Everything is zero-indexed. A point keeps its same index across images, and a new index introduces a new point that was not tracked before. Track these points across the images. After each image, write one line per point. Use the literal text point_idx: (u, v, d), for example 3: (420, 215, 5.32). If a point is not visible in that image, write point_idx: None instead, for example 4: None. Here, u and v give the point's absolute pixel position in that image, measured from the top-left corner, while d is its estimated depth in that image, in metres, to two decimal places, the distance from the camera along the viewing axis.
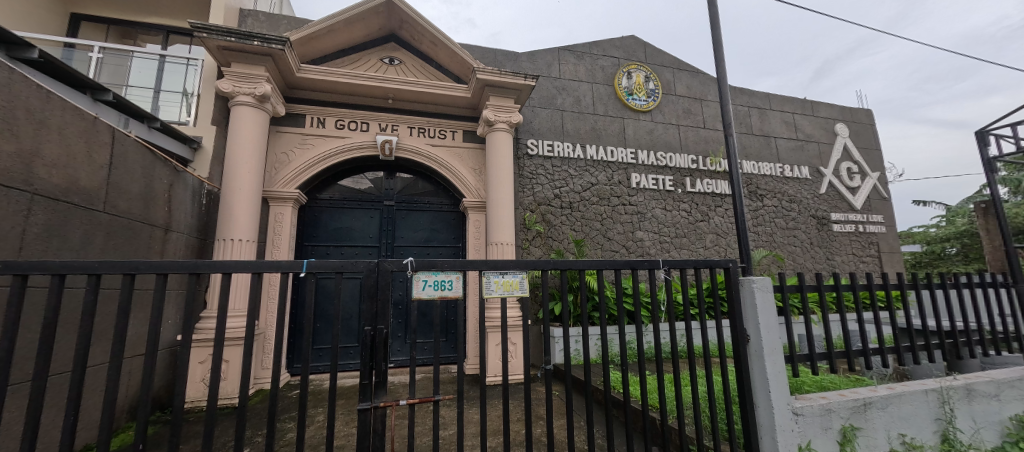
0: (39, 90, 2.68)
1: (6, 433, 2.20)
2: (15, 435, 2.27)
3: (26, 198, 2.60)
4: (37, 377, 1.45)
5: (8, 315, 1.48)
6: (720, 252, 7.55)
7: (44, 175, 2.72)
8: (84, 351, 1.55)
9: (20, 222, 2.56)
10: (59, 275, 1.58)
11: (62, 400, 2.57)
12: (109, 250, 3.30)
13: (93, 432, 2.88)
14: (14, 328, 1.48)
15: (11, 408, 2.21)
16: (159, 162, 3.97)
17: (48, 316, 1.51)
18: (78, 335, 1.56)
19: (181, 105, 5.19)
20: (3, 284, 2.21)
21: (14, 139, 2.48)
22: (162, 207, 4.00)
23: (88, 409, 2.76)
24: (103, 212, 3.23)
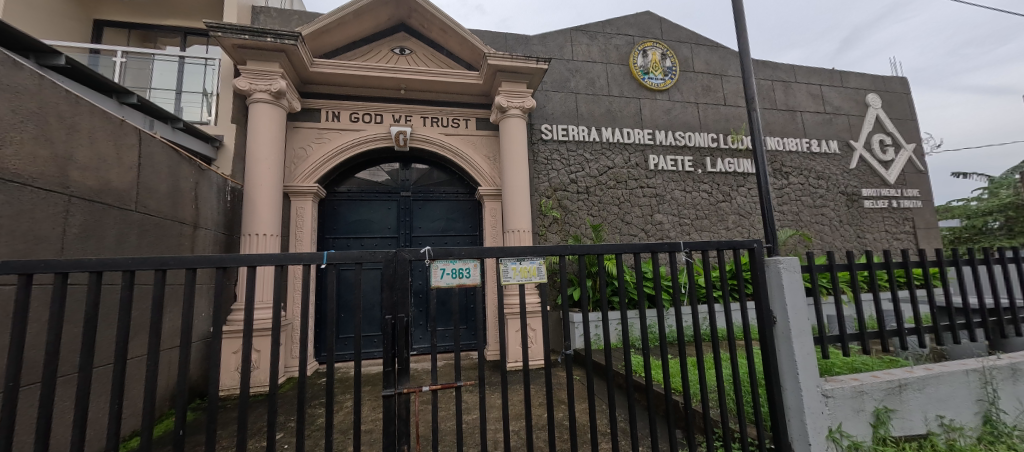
0: (68, 96, 2.78)
1: (60, 420, 2.36)
2: (67, 423, 2.43)
3: (65, 200, 2.73)
4: (83, 369, 1.53)
5: (54, 311, 1.56)
6: (743, 233, 7.36)
7: (79, 178, 2.84)
8: (124, 344, 1.62)
9: (60, 223, 2.70)
10: (96, 272, 1.65)
11: (107, 390, 2.74)
12: (143, 248, 3.45)
13: (138, 419, 3.07)
14: (58, 324, 1.56)
15: (63, 398, 2.37)
16: (184, 161, 4.10)
17: (89, 311, 1.58)
18: (118, 329, 1.63)
19: (202, 105, 5.32)
20: (48, 282, 2.33)
21: (47, 144, 2.60)
22: (189, 205, 4.15)
23: (132, 398, 2.93)
24: (135, 211, 3.37)
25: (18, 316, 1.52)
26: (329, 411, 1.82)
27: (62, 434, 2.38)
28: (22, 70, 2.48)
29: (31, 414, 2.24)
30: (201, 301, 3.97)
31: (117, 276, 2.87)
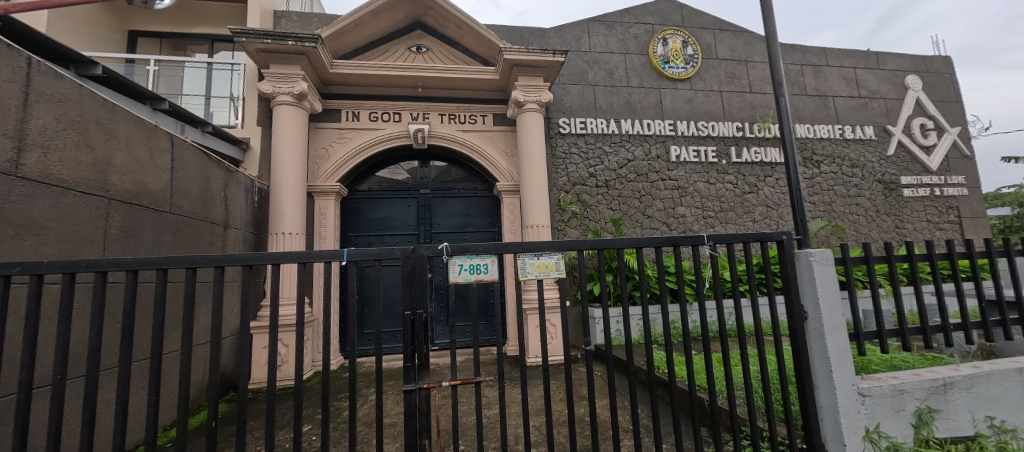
0: (105, 104, 2.93)
1: (104, 411, 2.51)
2: (111, 414, 2.58)
3: (105, 203, 2.88)
4: (122, 363, 1.61)
5: (96, 307, 1.65)
6: (771, 225, 7.09)
7: (117, 182, 2.99)
8: (159, 339, 1.69)
9: (102, 225, 2.85)
10: (132, 270, 1.72)
11: (147, 383, 2.89)
12: (177, 248, 3.61)
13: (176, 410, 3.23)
14: (99, 320, 1.64)
15: (107, 390, 2.52)
16: (214, 163, 4.26)
17: (127, 308, 1.66)
18: (153, 325, 1.71)
19: (230, 109, 5.52)
20: (91, 280, 2.47)
21: (88, 150, 2.75)
22: (220, 205, 4.31)
23: (169, 391, 3.08)
24: (169, 213, 3.52)
25: (63, 312, 1.61)
26: (352, 406, 1.85)
27: (107, 423, 2.53)
28: (63, 81, 2.62)
29: (78, 404, 2.39)
30: (231, 298, 4.13)
31: (153, 275, 3.01)
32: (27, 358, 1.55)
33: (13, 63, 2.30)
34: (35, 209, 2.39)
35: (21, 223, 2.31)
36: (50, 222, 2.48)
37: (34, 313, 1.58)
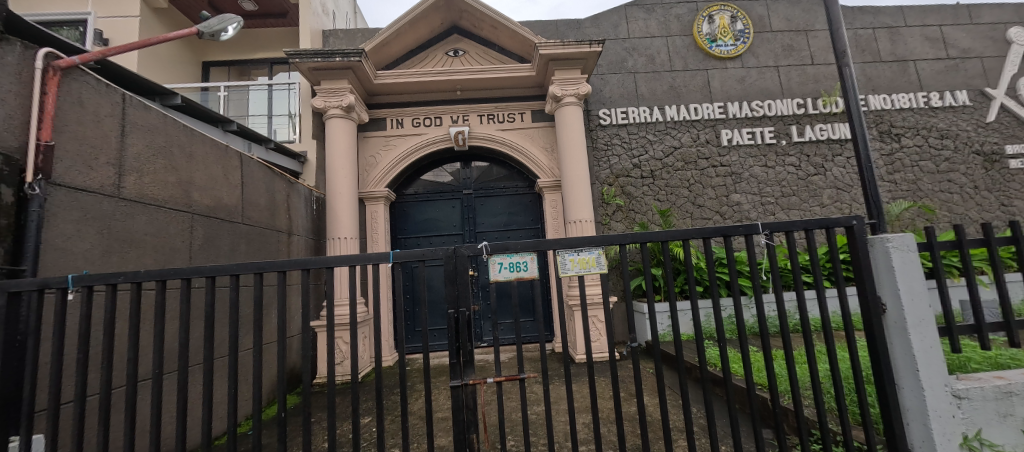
0: (185, 129, 3.29)
1: (196, 401, 2.84)
2: (202, 404, 2.91)
3: (188, 217, 3.24)
4: (206, 359, 1.81)
5: (182, 310, 1.85)
6: (842, 209, 6.44)
7: (198, 198, 3.36)
8: (234, 338, 1.88)
9: (187, 237, 3.21)
10: (211, 277, 1.93)
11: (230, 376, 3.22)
12: (249, 255, 3.98)
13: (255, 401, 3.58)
14: (186, 321, 1.86)
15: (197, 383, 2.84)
16: (277, 176, 4.64)
17: (208, 310, 1.86)
18: (229, 325, 1.90)
19: (289, 125, 5.99)
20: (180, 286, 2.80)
21: (173, 172, 3.11)
22: (283, 214, 4.69)
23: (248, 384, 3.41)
24: (241, 223, 3.90)
25: (157, 314, 1.83)
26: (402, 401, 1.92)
27: (199, 412, 2.86)
28: (151, 112, 2.98)
29: (174, 395, 2.73)
30: (295, 300, 4.48)
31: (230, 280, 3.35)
32: (132, 355, 1.78)
33: (112, 100, 2.65)
34: (135, 226, 2.75)
35: (125, 239, 2.66)
36: (147, 236, 2.84)
37: (135, 316, 1.82)
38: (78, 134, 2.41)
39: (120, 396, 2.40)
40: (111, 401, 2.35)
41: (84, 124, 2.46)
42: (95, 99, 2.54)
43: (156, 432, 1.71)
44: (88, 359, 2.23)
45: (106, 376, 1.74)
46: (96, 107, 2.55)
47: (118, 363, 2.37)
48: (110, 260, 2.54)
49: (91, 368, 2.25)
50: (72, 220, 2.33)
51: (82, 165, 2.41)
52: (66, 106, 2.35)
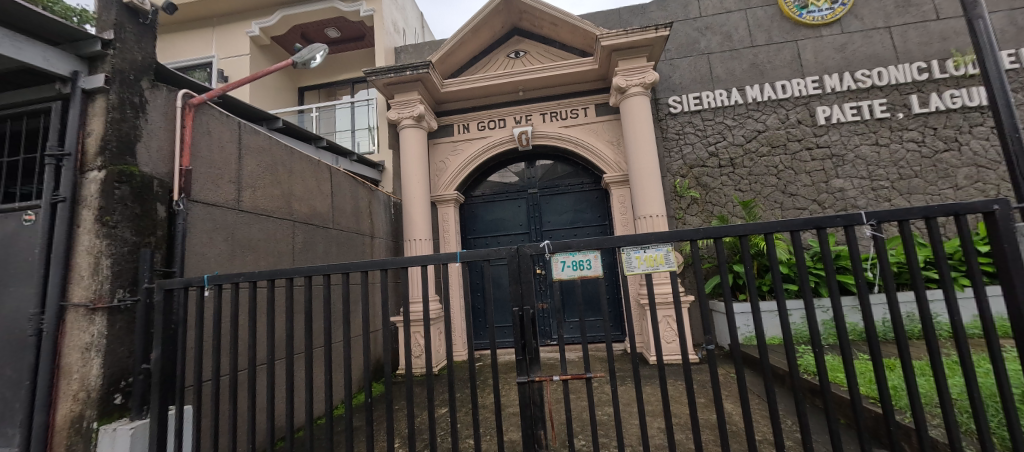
0: (286, 148, 3.78)
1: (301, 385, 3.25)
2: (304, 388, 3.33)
3: (291, 224, 3.72)
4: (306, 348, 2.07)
5: (288, 306, 2.14)
6: (985, 191, 5.30)
7: (298, 208, 3.84)
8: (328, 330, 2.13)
9: (290, 242, 3.69)
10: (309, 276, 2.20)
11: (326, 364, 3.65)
12: (340, 256, 4.47)
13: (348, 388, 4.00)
14: (291, 314, 2.15)
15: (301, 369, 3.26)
16: (360, 185, 5.13)
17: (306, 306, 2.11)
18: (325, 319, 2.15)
19: (369, 138, 6.56)
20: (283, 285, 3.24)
21: (278, 186, 3.60)
22: (367, 219, 5.17)
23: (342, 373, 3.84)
24: (333, 229, 4.38)
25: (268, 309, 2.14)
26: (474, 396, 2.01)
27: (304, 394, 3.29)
28: (260, 135, 3.47)
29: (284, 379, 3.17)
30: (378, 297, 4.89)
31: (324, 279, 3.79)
32: (252, 343, 2.10)
33: (231, 128, 3.14)
34: (251, 234, 3.23)
35: (244, 245, 3.15)
36: (260, 242, 3.31)
37: (252, 310, 2.14)
38: (208, 159, 2.90)
39: (246, 378, 2.85)
40: (239, 381, 2.79)
41: (213, 150, 2.95)
42: (219, 128, 3.03)
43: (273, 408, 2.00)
44: (221, 346, 2.67)
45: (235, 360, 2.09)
46: (221, 135, 3.05)
47: (243, 350, 2.81)
48: (235, 262, 3.03)
49: (224, 354, 2.69)
50: (207, 231, 2.81)
51: (212, 184, 2.90)
52: (200, 136, 2.85)
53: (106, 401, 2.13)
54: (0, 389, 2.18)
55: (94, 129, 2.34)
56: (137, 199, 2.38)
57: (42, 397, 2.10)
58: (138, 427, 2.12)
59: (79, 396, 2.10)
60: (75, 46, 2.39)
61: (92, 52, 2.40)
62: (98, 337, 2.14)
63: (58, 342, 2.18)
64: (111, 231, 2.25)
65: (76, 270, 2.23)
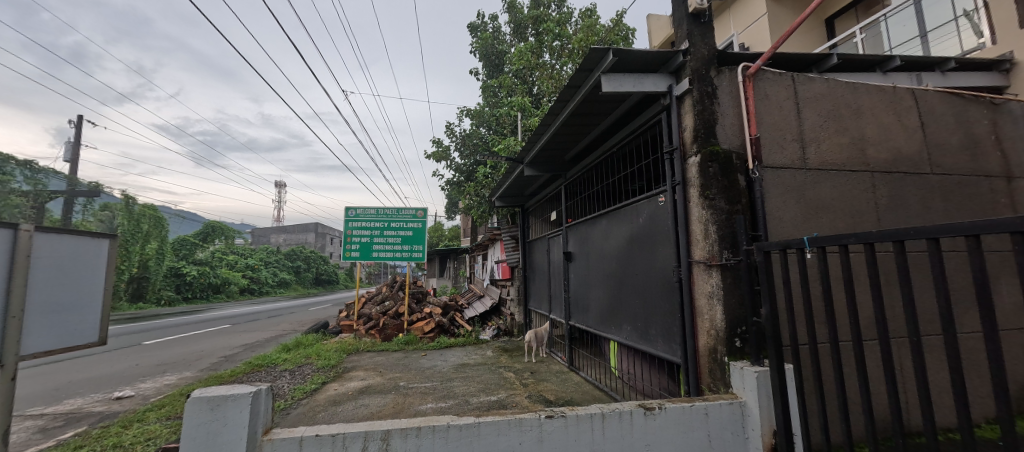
0: (849, 86, 3.12)
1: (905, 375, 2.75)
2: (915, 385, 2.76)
3: (869, 176, 3.03)
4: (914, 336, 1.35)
5: (910, 283, 1.38)
6: None
7: (875, 154, 3.08)
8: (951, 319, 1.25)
9: (871, 197, 2.99)
10: (898, 241, 1.43)
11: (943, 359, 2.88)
12: (952, 211, 3.18)
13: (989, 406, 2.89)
14: (880, 290, 1.51)
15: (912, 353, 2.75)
16: (970, 102, 3.41)
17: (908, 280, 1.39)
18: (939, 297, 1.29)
19: (963, 31, 4.61)
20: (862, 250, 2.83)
21: (846, 133, 3.05)
22: (993, 153, 3.41)
23: (974, 380, 2.86)
24: (931, 174, 3.18)
25: (903, 282, 1.41)
26: None
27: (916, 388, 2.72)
28: (816, 81, 3.06)
29: (877, 364, 2.75)
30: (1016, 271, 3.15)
31: (921, 243, 2.98)
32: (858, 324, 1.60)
33: (786, 85, 2.98)
34: (824, 193, 2.90)
35: (818, 205, 2.87)
36: (834, 202, 2.91)
37: (828, 286, 1.74)
38: (771, 123, 2.90)
39: (828, 351, 2.70)
40: (820, 351, 2.70)
41: (773, 112, 2.92)
42: (776, 89, 2.95)
43: (895, 412, 1.47)
44: (795, 310, 2.71)
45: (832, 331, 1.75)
46: (778, 95, 2.95)
47: (820, 321, 2.69)
48: (811, 226, 2.82)
49: (801, 320, 2.70)
50: (780, 195, 2.80)
51: (778, 146, 2.87)
52: (761, 104, 2.89)
53: (730, 342, 2.55)
54: (664, 316, 3.25)
55: (688, 124, 2.96)
56: (724, 173, 2.72)
57: (689, 328, 2.89)
58: (760, 373, 2.26)
59: (711, 332, 2.69)
60: (666, 65, 3.15)
61: (678, 64, 3.06)
62: (717, 288, 2.63)
63: (692, 288, 2.92)
64: (711, 203, 2.71)
65: (694, 236, 2.90)
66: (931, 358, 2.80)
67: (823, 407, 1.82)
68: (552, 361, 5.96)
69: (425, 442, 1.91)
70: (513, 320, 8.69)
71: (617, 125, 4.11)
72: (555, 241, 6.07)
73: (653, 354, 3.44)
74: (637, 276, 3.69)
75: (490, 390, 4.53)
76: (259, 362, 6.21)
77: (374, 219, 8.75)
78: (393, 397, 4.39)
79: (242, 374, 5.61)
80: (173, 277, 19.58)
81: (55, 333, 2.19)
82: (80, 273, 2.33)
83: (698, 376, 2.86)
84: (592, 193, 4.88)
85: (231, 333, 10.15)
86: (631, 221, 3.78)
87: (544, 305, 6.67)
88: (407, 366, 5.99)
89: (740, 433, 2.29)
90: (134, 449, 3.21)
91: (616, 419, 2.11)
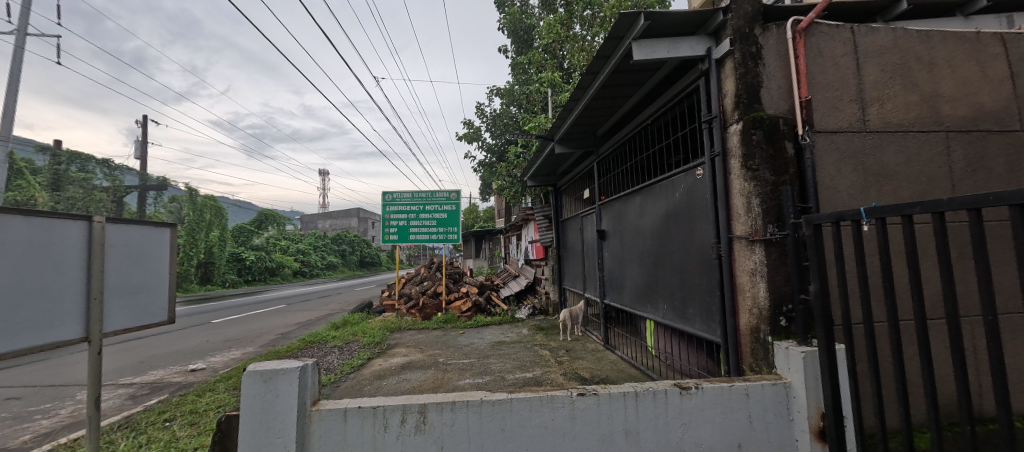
0: (920, 35, 2.75)
1: (978, 356, 2.51)
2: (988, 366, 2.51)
3: (943, 136, 2.69)
4: (990, 315, 1.21)
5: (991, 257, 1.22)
6: None
7: (950, 112, 2.72)
8: None
9: (945, 161, 2.67)
10: (975, 209, 1.26)
11: None
12: None
13: None
14: (949, 264, 1.35)
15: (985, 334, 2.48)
16: None
17: (985, 252, 1.23)
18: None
19: None
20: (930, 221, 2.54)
21: (916, 89, 2.71)
22: None
23: None
24: (1021, 131, 2.78)
25: (979, 256, 1.25)
26: None
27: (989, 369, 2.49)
28: (880, 32, 2.72)
29: (944, 345, 2.51)
30: None
31: (1004, 212, 2.63)
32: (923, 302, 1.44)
33: (844, 39, 2.67)
34: (887, 158, 2.62)
35: (879, 172, 2.60)
36: (900, 168, 2.62)
37: (888, 261, 1.58)
38: (825, 83, 2.63)
39: (887, 331, 2.49)
40: (878, 332, 2.50)
41: (828, 71, 2.64)
42: (831, 44, 2.65)
43: (963, 398, 1.34)
44: (849, 288, 2.51)
45: (892, 311, 1.60)
46: (833, 52, 2.66)
47: (877, 297, 2.49)
48: (871, 195, 2.57)
49: (855, 298, 2.50)
50: (834, 162, 2.56)
51: (833, 109, 2.61)
52: (812, 63, 2.62)
53: (774, 321, 2.42)
54: (703, 294, 3.13)
55: (729, 89, 2.75)
56: (769, 141, 2.52)
57: (729, 306, 2.77)
58: (808, 353, 2.13)
59: (754, 311, 2.56)
60: (704, 27, 2.92)
61: (717, 24, 2.81)
62: (761, 264, 2.48)
63: (733, 265, 2.78)
64: (755, 174, 2.52)
65: (735, 210, 2.73)
66: (1011, 338, 2.52)
67: (879, 390, 1.69)
68: (587, 339, 5.97)
69: (460, 416, 1.97)
70: (548, 298, 8.75)
71: (651, 95, 3.91)
72: (588, 220, 5.95)
73: (691, 333, 3.34)
74: (673, 253, 3.56)
75: (526, 367, 4.62)
76: (312, 339, 6.68)
77: (410, 202, 8.99)
78: (433, 373, 4.58)
79: (298, 350, 6.07)
80: (235, 261, 21.28)
81: (130, 313, 2.44)
82: (148, 260, 2.57)
83: (739, 356, 2.74)
84: (626, 168, 4.73)
85: (287, 312, 10.97)
86: (667, 197, 3.63)
87: (579, 284, 6.63)
88: (446, 344, 6.22)
89: (785, 414, 2.18)
90: (207, 416, 3.59)
91: (651, 398, 2.07)
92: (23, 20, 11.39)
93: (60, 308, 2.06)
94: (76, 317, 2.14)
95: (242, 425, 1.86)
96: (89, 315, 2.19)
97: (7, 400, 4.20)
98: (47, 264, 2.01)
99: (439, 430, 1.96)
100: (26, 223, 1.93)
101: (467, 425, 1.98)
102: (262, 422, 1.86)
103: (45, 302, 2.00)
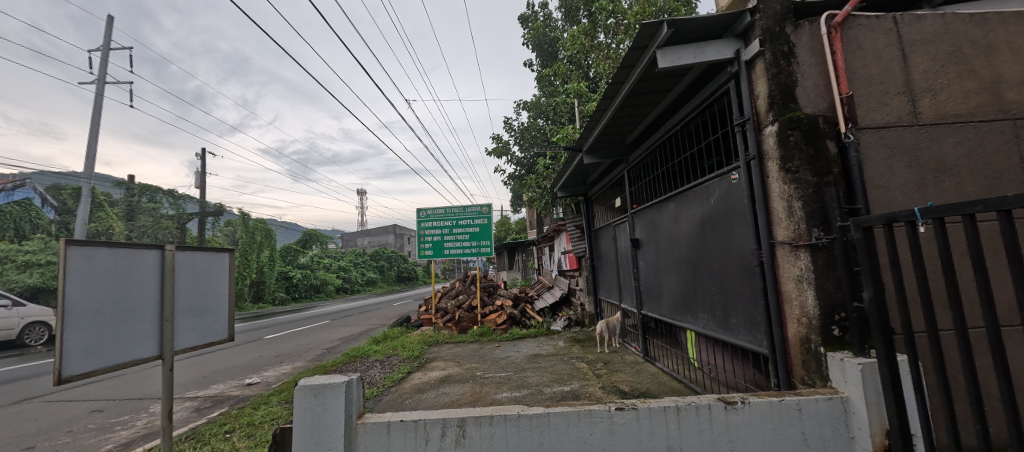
0: (974, 19, 2.57)
1: None
2: None
3: (1010, 125, 2.47)
4: None
5: None
6: None
7: (1016, 97, 2.51)
8: None
9: (1014, 151, 2.44)
10: None
11: None
12: None
13: None
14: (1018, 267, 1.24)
15: None
16: None
17: None
18: None
19: None
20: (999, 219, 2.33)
21: (974, 76, 2.51)
22: None
23: None
24: None
25: None
26: None
27: None
28: (925, 20, 2.56)
29: None
30: None
31: None
32: (993, 307, 1.32)
33: (885, 30, 2.53)
34: (945, 151, 2.43)
35: (936, 167, 2.42)
36: (961, 161, 2.43)
37: (948, 265, 1.47)
38: (867, 76, 2.50)
39: (954, 339, 2.29)
40: (944, 340, 2.30)
41: (869, 64, 2.51)
42: (872, 36, 2.53)
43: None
44: (909, 293, 2.33)
45: (957, 322, 1.48)
46: (875, 44, 2.53)
47: (940, 302, 2.30)
48: (929, 192, 2.39)
49: (916, 305, 2.33)
50: (883, 158, 2.41)
51: (878, 104, 2.47)
52: (852, 58, 2.50)
53: (826, 331, 2.28)
54: (746, 303, 3.00)
55: (762, 90, 2.66)
56: (809, 141, 2.41)
57: (775, 315, 2.64)
58: (866, 365, 1.99)
59: (803, 320, 2.42)
60: (731, 29, 2.86)
61: (745, 25, 2.75)
62: (807, 271, 2.36)
63: (777, 272, 2.65)
64: (795, 176, 2.42)
65: (775, 213, 2.62)
66: None
67: (950, 405, 1.55)
68: (625, 351, 5.85)
69: (497, 430, 2.00)
70: (584, 310, 8.64)
71: (680, 101, 3.85)
72: (621, 228, 5.88)
73: (735, 344, 3.20)
74: (711, 261, 3.45)
75: (563, 381, 4.56)
76: (355, 353, 6.94)
77: (443, 218, 9.23)
78: (471, 386, 4.62)
79: (342, 364, 6.34)
80: (284, 279, 22.57)
81: (195, 332, 2.67)
82: (210, 282, 2.80)
83: (790, 368, 2.59)
84: (657, 175, 4.64)
85: (331, 327, 11.47)
86: (702, 203, 3.54)
87: (614, 293, 6.51)
88: (483, 357, 6.27)
89: (843, 431, 2.04)
90: (262, 428, 3.81)
91: (693, 412, 2.00)
92: (103, 71, 12.90)
93: (138, 329, 2.29)
94: (151, 336, 2.37)
95: (296, 437, 1.97)
96: (162, 335, 2.42)
97: (92, 412, 4.67)
98: (129, 289, 2.24)
99: (477, 443, 1.99)
100: (111, 253, 2.17)
101: (504, 439, 2.00)
102: (312, 434, 1.97)
103: (127, 325, 2.23)
